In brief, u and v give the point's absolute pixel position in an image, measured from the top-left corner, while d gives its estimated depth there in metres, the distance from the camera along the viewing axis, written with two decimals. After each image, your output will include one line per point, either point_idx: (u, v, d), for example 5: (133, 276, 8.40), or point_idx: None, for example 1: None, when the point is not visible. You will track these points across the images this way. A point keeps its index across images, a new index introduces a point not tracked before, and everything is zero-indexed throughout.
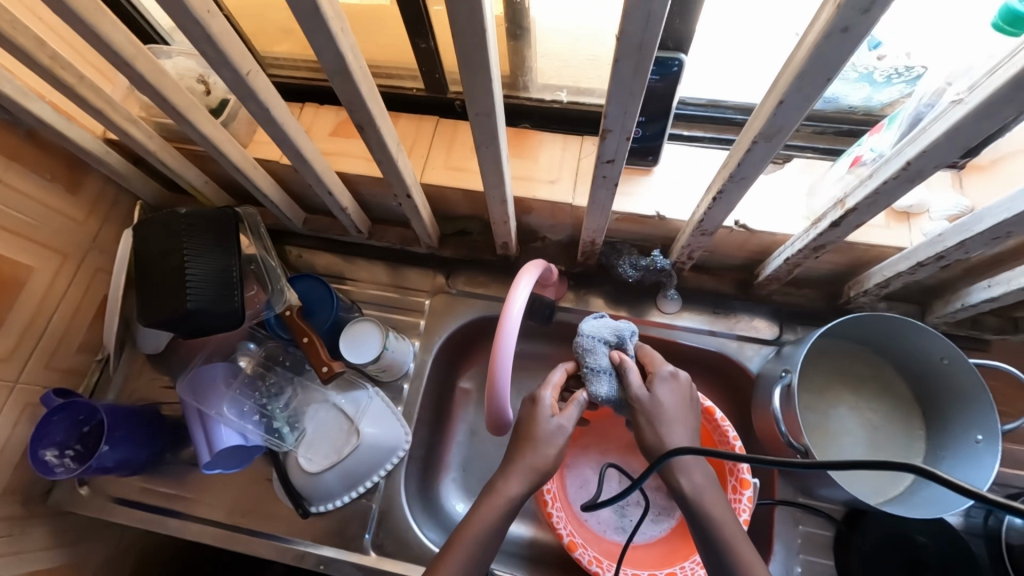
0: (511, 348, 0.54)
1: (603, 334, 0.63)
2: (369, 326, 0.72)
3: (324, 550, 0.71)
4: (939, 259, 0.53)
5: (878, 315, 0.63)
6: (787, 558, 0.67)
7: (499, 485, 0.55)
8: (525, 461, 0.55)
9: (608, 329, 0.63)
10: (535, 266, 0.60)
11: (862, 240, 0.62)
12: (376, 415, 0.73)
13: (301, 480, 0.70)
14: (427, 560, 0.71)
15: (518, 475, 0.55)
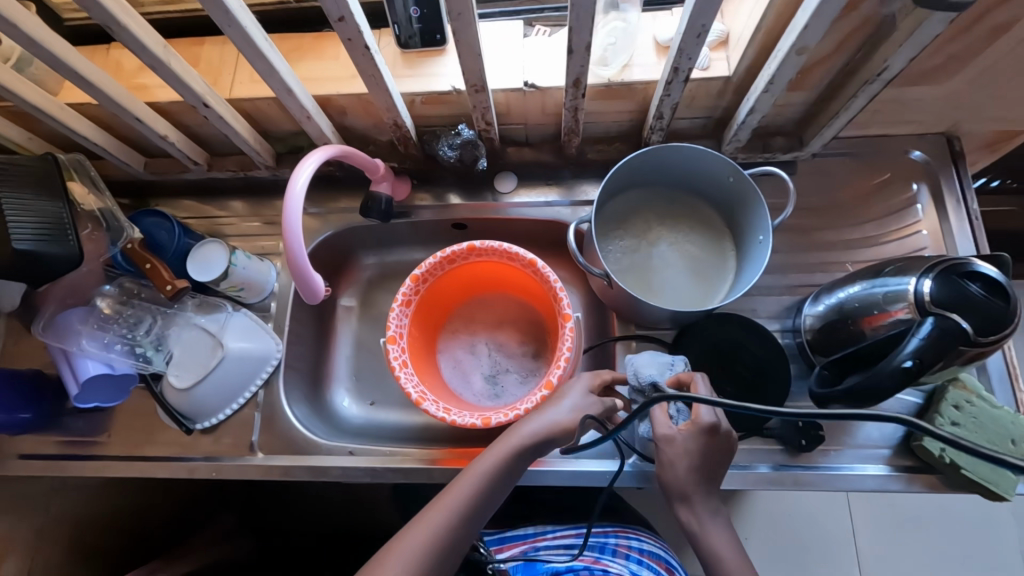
0: (298, 216, 0.60)
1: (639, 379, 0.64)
2: (214, 246, 0.75)
3: (218, 460, 0.76)
4: (677, 72, 0.59)
5: (661, 146, 0.69)
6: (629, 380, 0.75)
7: (517, 426, 0.60)
8: (548, 414, 0.60)
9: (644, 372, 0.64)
10: (329, 149, 0.66)
11: (635, 79, 0.67)
12: (241, 329, 0.78)
13: (176, 399, 0.74)
14: (312, 448, 0.77)
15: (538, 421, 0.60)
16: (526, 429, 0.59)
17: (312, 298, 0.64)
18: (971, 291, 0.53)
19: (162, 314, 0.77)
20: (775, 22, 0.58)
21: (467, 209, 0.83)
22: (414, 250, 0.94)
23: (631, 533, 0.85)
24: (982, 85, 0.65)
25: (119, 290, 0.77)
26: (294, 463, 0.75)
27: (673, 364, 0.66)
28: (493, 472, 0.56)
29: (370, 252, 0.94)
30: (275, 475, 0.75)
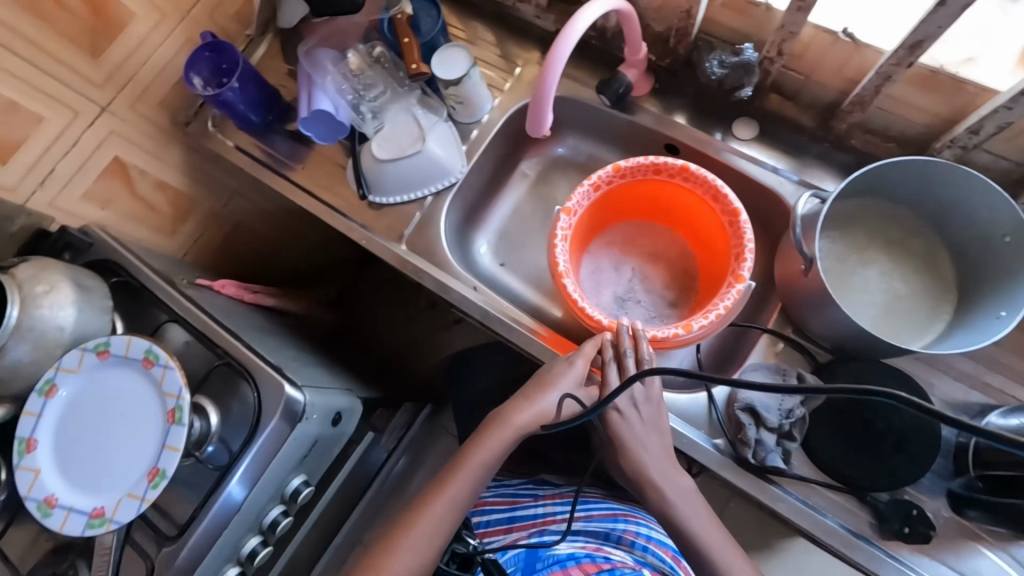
0: (564, 55, 0.63)
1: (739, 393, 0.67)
2: (459, 51, 0.78)
3: (369, 232, 0.85)
4: None
5: (948, 163, 0.60)
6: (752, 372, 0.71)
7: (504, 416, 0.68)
8: (536, 406, 0.67)
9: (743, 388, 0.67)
10: (615, 3, 0.66)
11: (972, 78, 0.57)
12: (442, 138, 0.83)
13: (369, 165, 0.82)
14: (445, 266, 0.83)
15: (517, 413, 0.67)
16: (518, 420, 0.67)
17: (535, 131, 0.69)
18: None
19: (391, 88, 0.82)
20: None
21: (692, 136, 0.79)
22: (613, 151, 0.93)
23: (640, 520, 0.85)
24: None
25: (368, 51, 0.82)
26: (426, 269, 0.82)
27: (788, 387, 0.66)
28: (459, 487, 0.65)
29: (571, 133, 0.94)
30: (406, 270, 0.83)
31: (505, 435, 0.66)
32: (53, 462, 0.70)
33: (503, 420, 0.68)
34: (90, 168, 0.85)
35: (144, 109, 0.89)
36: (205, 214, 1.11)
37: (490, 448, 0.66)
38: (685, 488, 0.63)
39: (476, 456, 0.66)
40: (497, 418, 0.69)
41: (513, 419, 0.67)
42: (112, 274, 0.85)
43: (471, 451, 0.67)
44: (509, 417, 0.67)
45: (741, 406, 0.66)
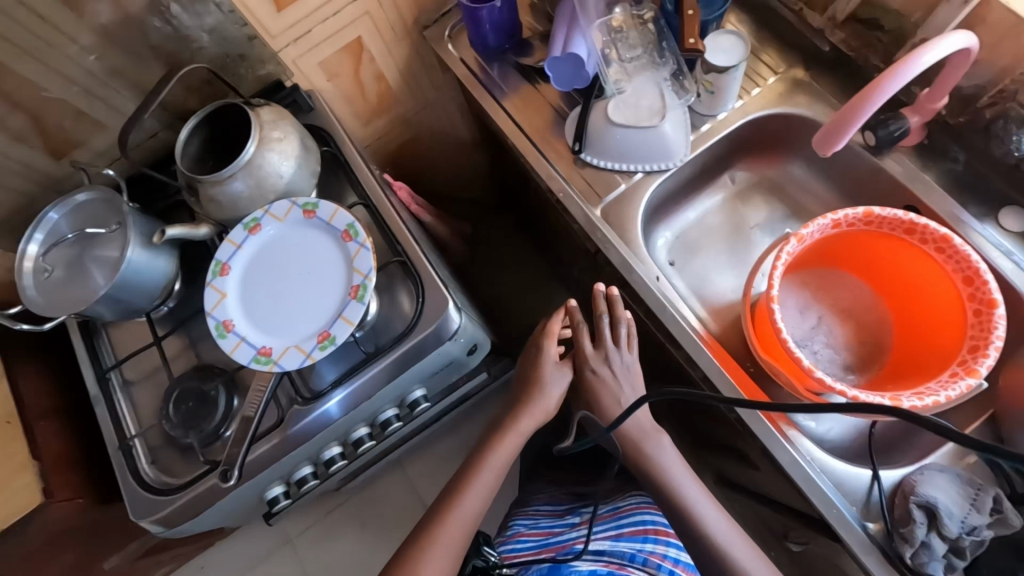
0: (895, 87, 0.60)
1: (916, 487, 0.62)
2: (735, 41, 0.75)
3: (568, 187, 0.84)
4: None
5: None
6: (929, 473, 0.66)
7: (515, 423, 0.82)
8: (540, 404, 0.83)
9: (923, 484, 0.62)
10: (965, 41, 0.62)
11: None
12: (678, 121, 0.80)
13: (597, 123, 0.80)
14: (633, 245, 0.81)
15: (527, 422, 0.82)
16: (527, 426, 0.82)
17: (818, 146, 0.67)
18: None
19: (648, 55, 0.80)
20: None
21: (944, 208, 0.73)
22: (833, 193, 0.89)
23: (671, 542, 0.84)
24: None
25: (639, 13, 0.81)
26: (614, 242, 0.80)
27: (978, 504, 0.60)
28: (481, 486, 0.79)
29: (793, 159, 0.90)
30: (594, 235, 0.81)
31: (512, 438, 0.82)
32: (237, 291, 0.75)
33: (511, 425, 0.82)
34: (338, 40, 0.90)
35: (400, 0, 0.91)
36: (396, 115, 1.14)
37: (502, 452, 0.81)
38: (680, 470, 0.81)
39: (498, 452, 0.81)
40: (506, 421, 0.83)
41: (517, 425, 0.82)
42: (321, 142, 0.88)
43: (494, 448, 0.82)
44: (513, 424, 0.82)
45: (917, 501, 0.61)
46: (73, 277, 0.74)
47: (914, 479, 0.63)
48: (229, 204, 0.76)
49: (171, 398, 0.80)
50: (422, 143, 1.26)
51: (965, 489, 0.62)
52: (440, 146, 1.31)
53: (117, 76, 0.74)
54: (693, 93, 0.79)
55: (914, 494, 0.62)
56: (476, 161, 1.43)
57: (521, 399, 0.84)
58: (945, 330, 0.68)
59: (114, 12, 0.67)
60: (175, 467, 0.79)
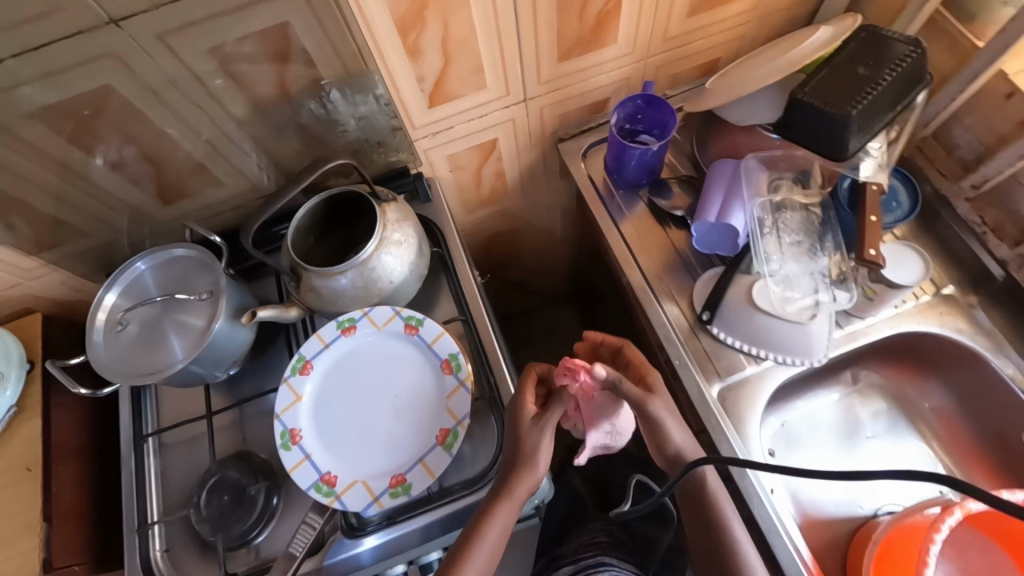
0: None
1: None
2: (912, 256, 0.71)
3: (685, 351, 0.76)
4: None
5: None
6: None
7: (522, 482, 0.60)
8: (525, 477, 0.61)
9: None
10: None
11: None
12: (826, 322, 0.72)
13: (737, 299, 0.74)
14: (743, 431, 0.72)
15: (522, 486, 0.60)
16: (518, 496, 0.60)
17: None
18: None
19: (809, 241, 0.74)
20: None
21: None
22: (967, 423, 0.78)
23: None
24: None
25: (803, 194, 0.76)
26: (725, 431, 0.72)
27: None
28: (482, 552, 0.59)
29: (929, 374, 0.81)
30: (706, 417, 0.73)
31: (509, 512, 0.60)
32: (313, 393, 0.68)
33: (508, 485, 0.60)
34: (474, 139, 0.85)
35: (548, 112, 0.86)
36: (498, 208, 1.08)
37: (497, 526, 0.59)
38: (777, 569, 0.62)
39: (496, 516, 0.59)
40: (501, 479, 0.62)
41: (510, 494, 0.60)
42: (434, 242, 0.84)
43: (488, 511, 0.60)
44: (504, 491, 0.60)
45: None
46: (146, 337, 0.68)
47: None
48: (330, 298, 0.69)
49: (205, 484, 0.72)
50: (516, 238, 1.21)
51: None
52: (533, 241, 1.26)
53: (251, 141, 0.69)
54: (852, 298, 0.72)
55: None
56: (559, 256, 1.38)
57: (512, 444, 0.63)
58: None
59: (275, 90, 0.63)
60: (190, 566, 0.70)
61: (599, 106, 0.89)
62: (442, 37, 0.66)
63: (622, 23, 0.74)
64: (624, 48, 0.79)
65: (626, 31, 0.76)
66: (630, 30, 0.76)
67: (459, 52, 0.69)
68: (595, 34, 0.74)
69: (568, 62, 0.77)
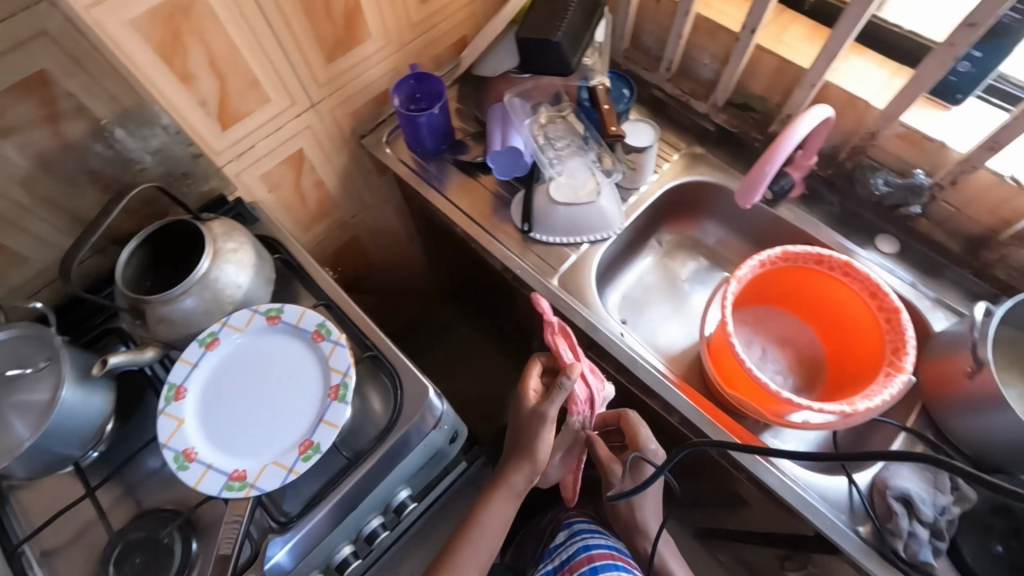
0: (787, 147, 0.72)
1: (916, 500, 0.66)
2: (646, 126, 0.90)
3: (523, 263, 0.90)
4: None
5: None
6: (919, 471, 0.69)
7: (513, 471, 0.76)
8: (517, 469, 0.75)
9: (922, 497, 0.66)
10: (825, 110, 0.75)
11: None
12: (612, 196, 0.90)
13: (541, 203, 0.89)
14: (590, 304, 0.87)
15: (519, 472, 0.75)
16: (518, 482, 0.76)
17: (741, 199, 0.79)
18: None
19: (575, 142, 0.91)
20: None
21: (856, 247, 0.85)
22: (741, 240, 1.01)
23: None
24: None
25: (558, 110, 0.94)
26: (576, 307, 0.86)
27: (940, 486, 0.68)
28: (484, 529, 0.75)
29: (705, 216, 1.03)
30: (556, 303, 0.87)
31: (502, 495, 0.76)
32: (198, 410, 0.69)
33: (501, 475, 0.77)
34: (279, 152, 0.92)
35: (339, 113, 0.96)
36: (334, 221, 1.15)
37: (495, 505, 0.76)
38: None
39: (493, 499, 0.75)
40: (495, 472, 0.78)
41: (508, 482, 0.76)
42: (273, 251, 0.88)
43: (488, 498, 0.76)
44: (503, 479, 0.76)
45: (893, 495, 0.67)
46: None
47: (906, 496, 0.67)
48: (182, 321, 0.71)
49: (111, 556, 0.68)
50: (363, 249, 1.29)
51: (938, 488, 0.67)
52: (381, 248, 1.34)
53: (46, 204, 0.69)
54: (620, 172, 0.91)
55: (909, 499, 0.66)
56: (414, 254, 1.47)
57: (521, 434, 0.77)
58: (853, 351, 0.82)
59: (55, 142, 0.66)
60: None
61: (383, 98, 1.02)
62: (208, 58, 0.73)
63: (367, 18, 0.87)
64: (380, 40, 0.92)
65: (375, 24, 0.89)
66: (378, 23, 0.89)
67: (230, 70, 0.76)
68: (348, 31, 0.86)
69: (337, 61, 0.88)
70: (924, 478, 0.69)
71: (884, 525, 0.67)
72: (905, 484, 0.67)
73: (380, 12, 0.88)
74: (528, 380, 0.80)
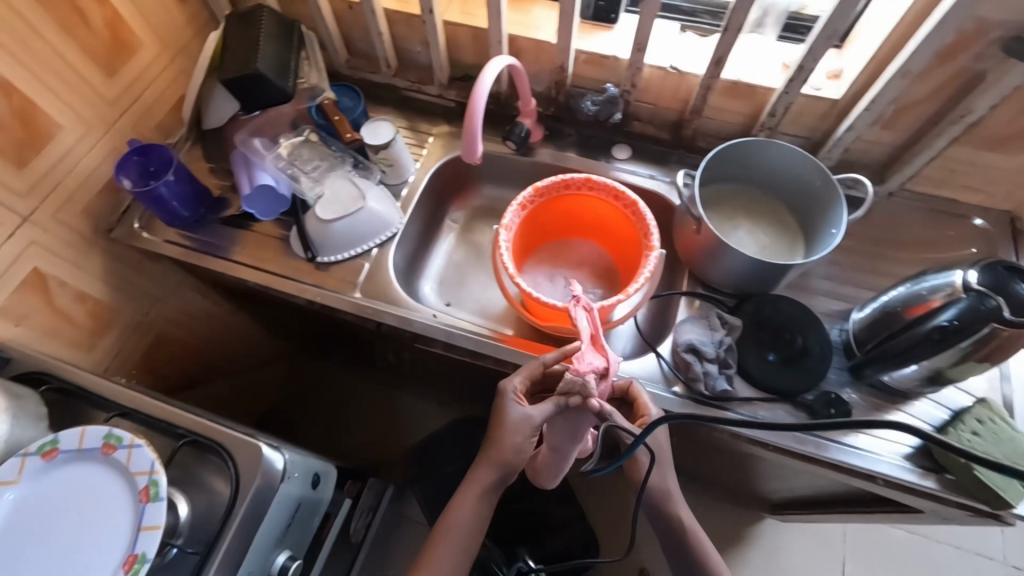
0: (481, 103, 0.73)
1: (700, 346, 0.78)
2: (384, 123, 0.92)
3: (324, 289, 0.90)
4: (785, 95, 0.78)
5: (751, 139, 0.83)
6: (693, 321, 0.82)
7: (474, 475, 0.72)
8: (492, 460, 0.71)
9: (703, 341, 0.78)
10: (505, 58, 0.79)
11: (749, 80, 0.81)
12: (380, 197, 0.93)
13: (314, 228, 0.89)
14: (399, 302, 0.89)
15: (484, 473, 0.71)
16: (483, 480, 0.71)
17: (467, 158, 0.76)
18: (1018, 280, 0.62)
19: (327, 160, 0.93)
20: (900, 37, 0.72)
21: (600, 161, 0.97)
22: None
23: None
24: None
25: (298, 137, 0.93)
26: (385, 310, 0.88)
27: (714, 326, 0.80)
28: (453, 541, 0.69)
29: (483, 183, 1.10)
30: (367, 314, 0.88)
31: (467, 500, 0.71)
32: (0, 571, 0.63)
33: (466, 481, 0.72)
34: (7, 282, 0.82)
35: (65, 216, 0.88)
36: (125, 327, 1.05)
37: (463, 509, 0.71)
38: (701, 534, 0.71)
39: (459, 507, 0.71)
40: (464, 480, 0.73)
41: (475, 479, 0.72)
42: (40, 383, 0.80)
43: (455, 504, 0.71)
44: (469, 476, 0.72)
45: (684, 349, 0.79)
46: None
47: (691, 345, 0.78)
48: None
49: None
50: (184, 345, 1.20)
51: (714, 331, 0.79)
52: (207, 337, 1.26)
53: None
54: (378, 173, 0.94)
55: (693, 346, 0.78)
56: (244, 326, 1.39)
57: (497, 430, 0.72)
58: (624, 250, 0.94)
59: None
60: None
61: (116, 184, 0.95)
62: None
63: (46, 111, 0.80)
64: (78, 128, 0.85)
65: (61, 114, 0.82)
66: (64, 112, 0.83)
67: None
68: (29, 131, 0.79)
69: (32, 165, 0.81)
70: (700, 324, 0.81)
71: (687, 378, 0.78)
72: (688, 336, 0.79)
73: (61, 101, 0.82)
74: (511, 379, 0.74)
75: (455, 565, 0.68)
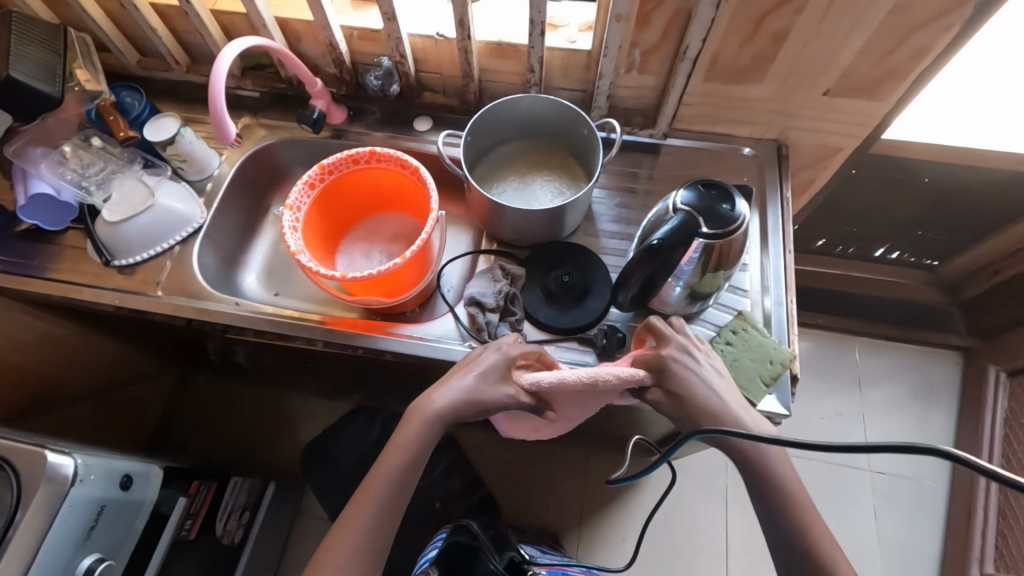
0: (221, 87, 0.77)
1: (481, 298, 0.82)
2: (170, 119, 0.92)
3: (125, 292, 0.89)
4: (534, 51, 0.82)
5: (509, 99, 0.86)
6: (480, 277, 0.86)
7: (425, 399, 0.69)
8: (460, 386, 0.69)
9: (483, 293, 0.82)
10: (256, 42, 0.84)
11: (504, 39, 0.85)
12: (174, 193, 0.93)
13: (104, 232, 0.89)
14: (202, 295, 0.89)
15: (444, 390, 0.69)
16: (436, 405, 0.68)
17: (223, 140, 0.79)
18: (718, 199, 0.67)
19: (113, 163, 0.93)
20: None
21: (400, 133, 0.99)
22: None
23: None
24: (800, 83, 0.83)
25: (80, 139, 0.93)
26: (186, 304, 0.88)
27: (496, 277, 0.84)
28: (394, 464, 0.68)
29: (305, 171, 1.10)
30: (168, 310, 0.88)
31: (413, 428, 0.69)
32: None
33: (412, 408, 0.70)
34: None
35: None
36: None
37: (409, 433, 0.69)
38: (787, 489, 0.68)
39: (406, 432, 0.68)
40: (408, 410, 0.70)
41: (423, 404, 0.69)
42: None
43: (403, 427, 0.69)
44: (418, 401, 0.69)
45: (468, 302, 0.83)
46: None
47: (473, 298, 0.82)
48: None
49: None
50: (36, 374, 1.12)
51: (496, 282, 0.84)
52: (63, 363, 1.18)
53: None
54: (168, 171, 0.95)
55: (477, 299, 0.82)
56: None
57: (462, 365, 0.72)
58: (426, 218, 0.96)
59: None
60: None
61: None
62: None
63: None
64: None
65: None
66: None
67: None
68: None
69: None
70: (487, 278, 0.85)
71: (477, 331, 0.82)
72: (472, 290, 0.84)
73: None
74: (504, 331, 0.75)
75: (390, 493, 0.68)
